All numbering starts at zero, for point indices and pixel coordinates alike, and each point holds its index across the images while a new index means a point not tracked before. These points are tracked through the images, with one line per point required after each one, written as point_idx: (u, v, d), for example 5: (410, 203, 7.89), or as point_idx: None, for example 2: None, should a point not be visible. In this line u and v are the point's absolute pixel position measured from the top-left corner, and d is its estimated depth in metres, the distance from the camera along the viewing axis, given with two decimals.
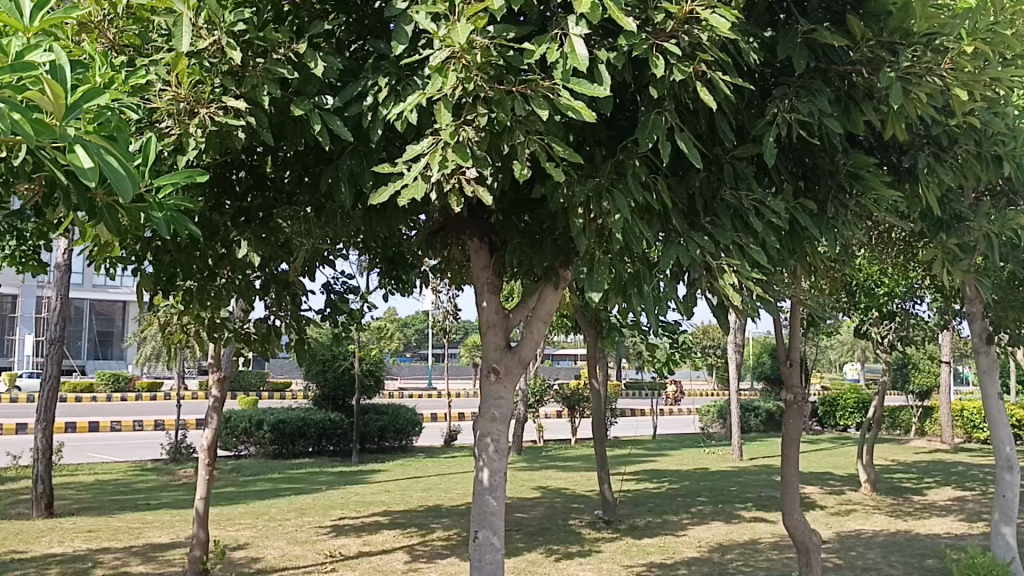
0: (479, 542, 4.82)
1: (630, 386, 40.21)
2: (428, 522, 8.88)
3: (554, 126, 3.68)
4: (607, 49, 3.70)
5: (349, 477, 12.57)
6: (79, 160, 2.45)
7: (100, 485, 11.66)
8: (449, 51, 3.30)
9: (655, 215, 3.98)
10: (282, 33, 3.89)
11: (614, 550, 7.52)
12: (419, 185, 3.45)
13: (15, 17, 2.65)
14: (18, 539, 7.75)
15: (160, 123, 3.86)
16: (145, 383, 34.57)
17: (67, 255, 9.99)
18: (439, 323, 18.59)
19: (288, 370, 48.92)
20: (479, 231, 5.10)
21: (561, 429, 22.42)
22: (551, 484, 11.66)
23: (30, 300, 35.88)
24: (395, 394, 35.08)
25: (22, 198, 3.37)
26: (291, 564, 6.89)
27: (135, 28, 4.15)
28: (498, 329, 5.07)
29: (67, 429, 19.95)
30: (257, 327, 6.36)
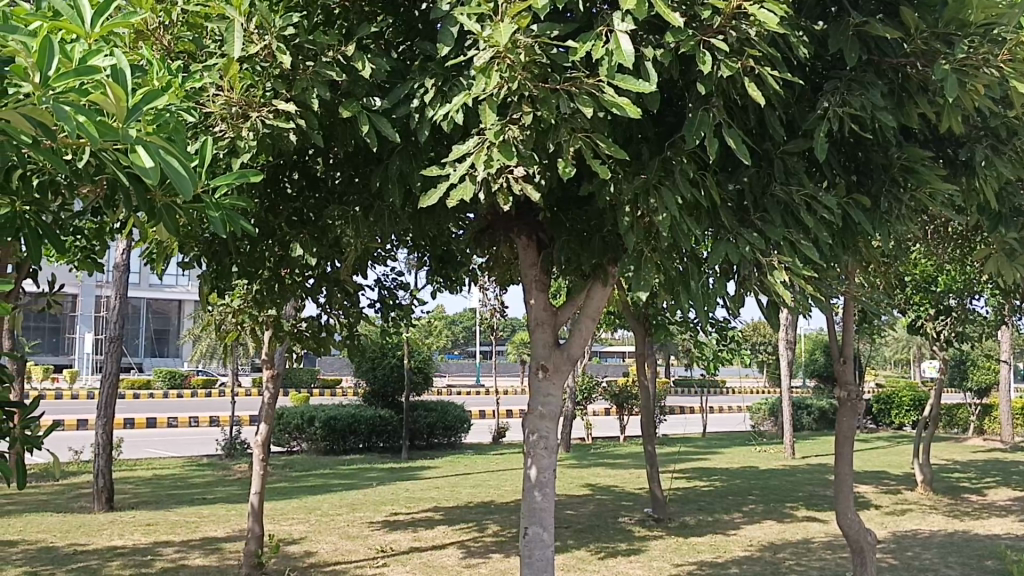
0: (529, 538, 4.85)
1: (679, 383, 39.92)
2: (478, 518, 8.93)
3: (600, 124, 3.69)
4: (653, 46, 3.68)
5: (399, 473, 12.70)
6: (141, 161, 2.53)
7: (158, 480, 11.95)
8: (493, 51, 3.31)
9: (704, 212, 3.95)
10: (331, 36, 3.96)
11: (664, 548, 7.50)
12: (467, 185, 3.49)
13: (77, 24, 2.74)
14: (81, 532, 7.98)
15: (214, 127, 3.97)
16: (200, 381, 35.26)
17: (125, 256, 10.24)
18: (487, 320, 18.66)
19: (338, 367, 49.51)
20: (527, 228, 5.11)
21: (609, 427, 22.37)
22: (600, 481, 11.65)
23: (90, 299, 36.86)
24: (444, 391, 35.29)
25: (85, 199, 3.49)
26: (343, 559, 6.99)
27: (190, 34, 4.25)
28: (547, 326, 5.08)
29: (126, 425, 20.46)
30: (309, 325, 6.46)
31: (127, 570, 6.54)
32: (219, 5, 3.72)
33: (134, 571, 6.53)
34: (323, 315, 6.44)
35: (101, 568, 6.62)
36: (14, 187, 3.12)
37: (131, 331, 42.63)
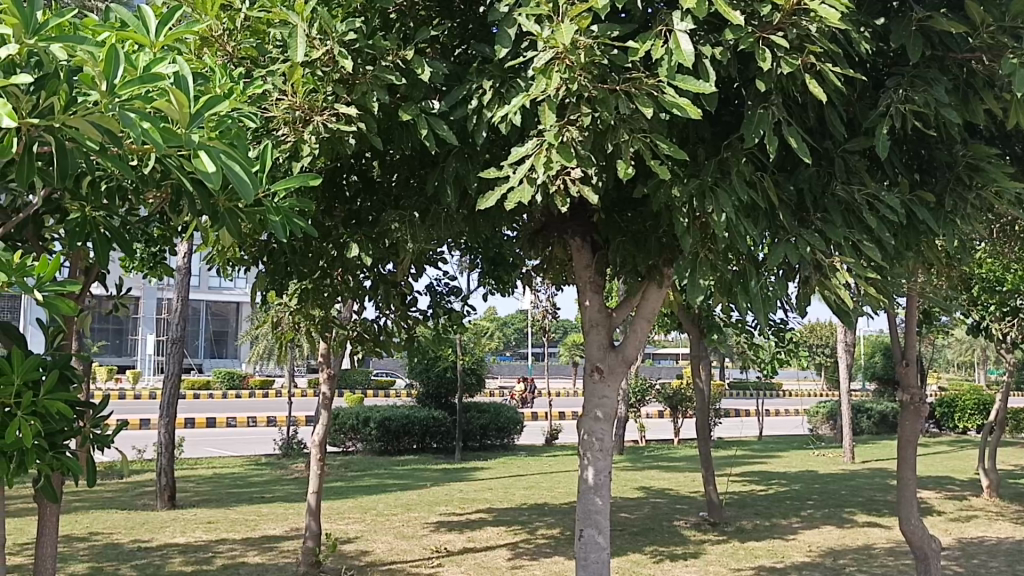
0: (584, 540, 4.84)
1: (733, 386, 39.46)
2: (531, 520, 8.93)
3: (658, 124, 3.68)
4: (712, 44, 3.66)
5: (452, 474, 12.75)
6: (204, 166, 2.60)
7: (218, 478, 12.19)
8: (553, 52, 3.31)
9: (762, 212, 3.91)
10: (390, 40, 4.01)
11: (721, 553, 7.41)
12: (525, 187, 3.50)
13: (142, 34, 2.84)
14: (144, 529, 8.19)
15: (277, 131, 4.08)
16: (258, 381, 35.92)
17: (186, 259, 10.50)
18: (539, 321, 18.66)
19: (393, 368, 50.02)
20: (581, 231, 5.08)
21: (663, 429, 22.22)
22: (654, 484, 11.57)
23: (152, 302, 37.86)
24: (497, 392, 35.41)
25: (151, 204, 3.61)
26: (399, 558, 7.05)
27: (253, 41, 4.34)
28: (601, 328, 5.07)
29: (187, 425, 20.92)
30: (364, 327, 6.54)
31: (189, 567, 6.67)
32: (282, 11, 3.78)
33: (195, 567, 6.67)
34: (379, 317, 6.51)
35: (164, 564, 6.78)
36: (86, 194, 3.23)
37: (191, 331, 43.65)
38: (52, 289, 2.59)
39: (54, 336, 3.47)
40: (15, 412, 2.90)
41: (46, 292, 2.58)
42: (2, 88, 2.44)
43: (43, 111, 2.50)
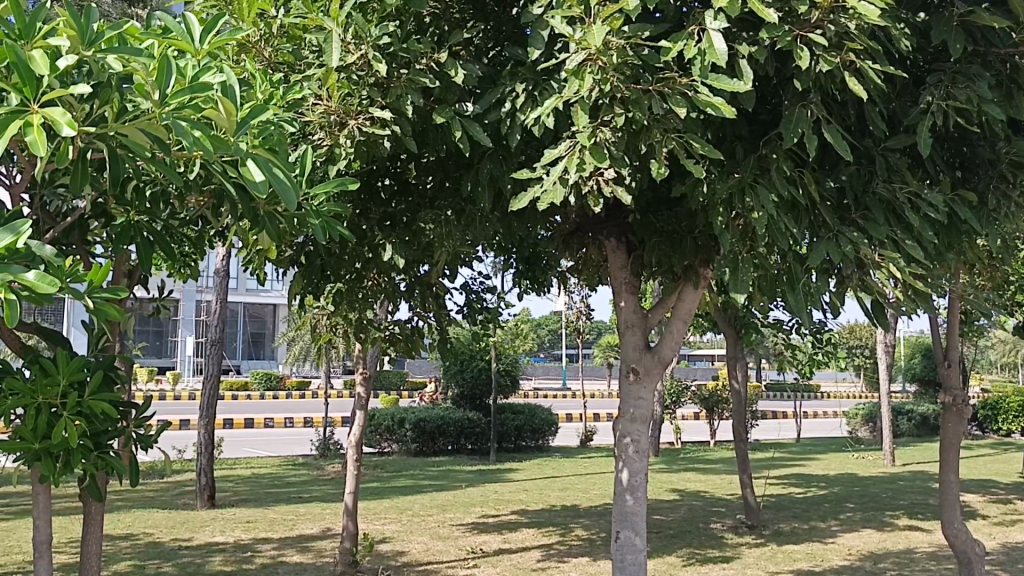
0: (621, 542, 4.83)
1: (770, 388, 39.07)
2: (567, 521, 8.92)
3: (693, 124, 3.66)
4: (748, 43, 3.63)
5: (487, 476, 12.78)
6: (250, 174, 2.70)
7: (257, 479, 12.32)
8: (585, 53, 3.31)
9: (801, 211, 3.88)
10: (424, 44, 4.02)
11: (758, 556, 7.34)
12: (557, 188, 3.49)
13: (187, 41, 2.92)
14: (185, 528, 8.30)
15: (313, 135, 4.13)
16: (295, 382, 36.30)
17: (224, 262, 10.64)
18: (573, 322, 18.62)
19: (427, 369, 50.25)
20: (616, 231, 5.06)
21: (699, 431, 22.09)
22: (689, 486, 11.49)
23: (192, 304, 38.42)
24: (531, 394, 35.38)
25: (193, 208, 3.66)
26: (435, 559, 7.09)
27: (289, 46, 4.37)
28: (637, 328, 5.04)
29: (226, 425, 21.20)
30: (400, 328, 6.57)
31: (229, 567, 6.76)
32: (318, 17, 3.83)
33: (236, 566, 6.75)
34: (413, 318, 6.54)
35: (204, 563, 6.87)
36: (130, 199, 3.33)
37: (230, 333, 44.23)
38: (103, 294, 2.68)
39: (98, 338, 3.54)
40: (61, 413, 2.98)
41: (97, 297, 2.68)
42: (59, 98, 2.51)
43: (96, 118, 2.57)
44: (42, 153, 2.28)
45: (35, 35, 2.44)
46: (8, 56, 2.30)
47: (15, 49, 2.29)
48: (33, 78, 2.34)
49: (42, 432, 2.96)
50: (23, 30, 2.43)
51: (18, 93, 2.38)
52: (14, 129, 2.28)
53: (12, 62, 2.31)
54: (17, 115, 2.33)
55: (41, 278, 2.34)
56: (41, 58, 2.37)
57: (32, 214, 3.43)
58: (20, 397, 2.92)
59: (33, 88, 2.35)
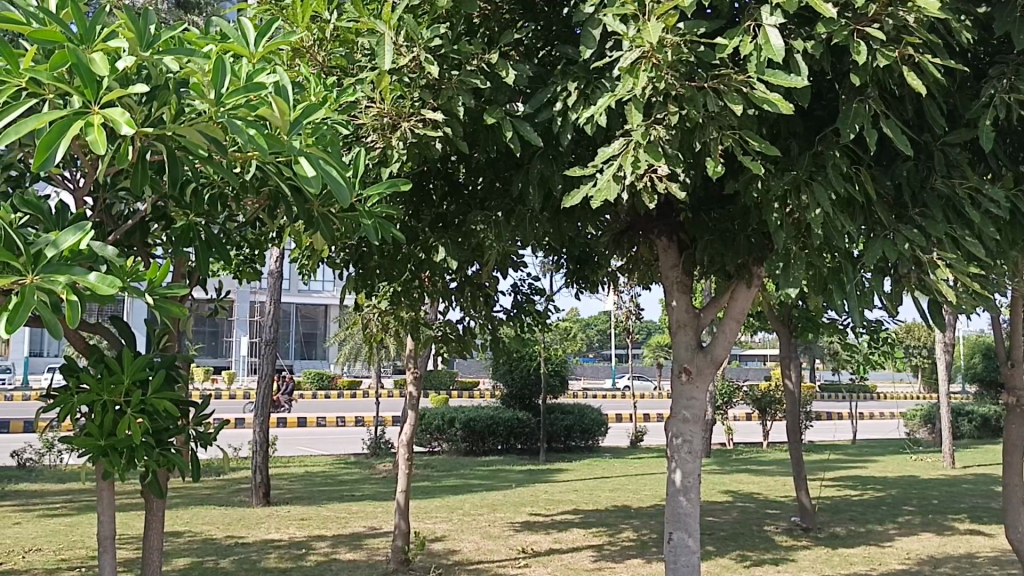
0: (674, 543, 4.81)
1: (824, 389, 38.42)
2: (618, 522, 8.88)
3: (747, 120, 3.63)
4: (804, 38, 3.57)
5: (537, 476, 12.78)
6: (305, 172, 2.78)
7: (310, 477, 12.49)
8: (640, 51, 3.28)
9: (857, 208, 3.81)
10: (474, 45, 4.05)
11: (814, 559, 7.23)
12: (612, 187, 3.46)
13: (242, 45, 3.04)
14: (241, 525, 8.44)
15: (366, 138, 4.18)
16: (345, 382, 36.69)
17: (278, 263, 10.80)
18: (622, 322, 18.52)
19: (476, 369, 50.44)
20: (667, 230, 5.01)
21: (751, 432, 21.79)
22: (742, 488, 11.35)
23: (245, 305, 39.06)
24: (580, 394, 35.26)
25: (248, 210, 3.71)
26: (486, 558, 7.11)
27: (342, 49, 4.41)
28: (689, 328, 5.00)
29: (279, 424, 21.53)
30: (451, 329, 6.60)
31: (284, 563, 6.86)
32: (371, 20, 3.88)
33: (291, 563, 6.83)
34: (464, 318, 6.55)
35: (260, 559, 6.98)
36: (189, 202, 3.40)
37: (283, 333, 44.90)
38: (162, 292, 2.76)
39: (159, 337, 3.63)
40: (126, 411, 3.09)
41: (156, 295, 2.75)
42: (120, 100, 2.58)
43: (155, 120, 2.63)
44: (102, 152, 2.34)
45: (96, 39, 2.54)
46: (71, 59, 2.38)
47: (77, 52, 2.37)
48: (94, 81, 2.42)
49: (108, 430, 3.07)
50: (84, 34, 2.52)
51: (80, 95, 2.45)
52: (76, 130, 2.35)
53: (74, 65, 2.39)
54: (79, 116, 2.40)
55: (102, 278, 2.39)
56: (101, 61, 2.45)
57: (95, 217, 3.51)
58: (87, 394, 3.04)
59: (94, 90, 2.43)
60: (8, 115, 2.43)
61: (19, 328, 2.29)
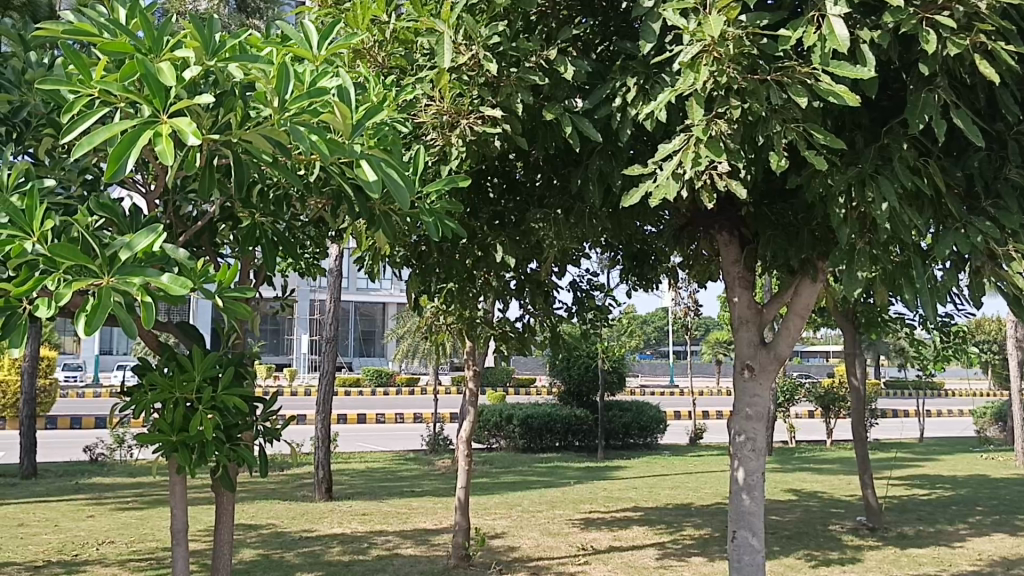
0: (737, 542, 4.75)
1: (889, 386, 37.51)
2: (679, 520, 8.81)
3: (812, 113, 3.57)
4: (870, 28, 3.50)
5: (596, 473, 12.73)
6: (365, 175, 2.84)
7: (371, 473, 12.64)
8: (700, 46, 3.24)
9: (925, 201, 3.73)
10: (533, 42, 4.04)
11: (880, 559, 7.08)
12: (671, 184, 3.44)
13: (305, 49, 3.10)
14: (305, 519, 8.60)
15: (425, 136, 4.22)
16: (404, 378, 37.04)
17: (338, 262, 10.93)
18: (681, 319, 18.31)
19: (532, 366, 50.44)
20: (729, 225, 4.96)
21: (814, 430, 21.35)
22: (806, 486, 11.16)
23: (305, 303, 39.65)
24: (638, 390, 35.05)
25: (311, 209, 3.78)
26: (546, 555, 7.12)
27: (401, 50, 4.45)
28: (751, 324, 4.92)
29: (340, 420, 21.83)
30: (511, 327, 6.62)
31: (346, 557, 6.97)
32: (430, 20, 3.92)
33: (353, 557, 6.93)
34: (523, 316, 6.56)
35: (323, 553, 7.09)
36: (255, 203, 3.48)
37: (342, 332, 45.51)
38: (232, 295, 2.82)
39: (227, 335, 3.72)
40: (196, 407, 3.17)
41: (226, 297, 2.82)
42: (187, 108, 2.66)
43: (222, 125, 2.73)
44: (171, 161, 2.39)
45: (163, 48, 2.60)
46: (140, 70, 2.43)
47: (145, 62, 2.42)
48: (162, 90, 2.46)
49: (179, 425, 3.15)
50: (151, 44, 2.58)
51: (149, 105, 2.50)
52: (145, 140, 2.40)
53: (142, 75, 2.44)
54: (148, 125, 2.45)
55: (174, 279, 2.45)
56: (168, 70, 2.50)
57: (166, 219, 3.59)
58: (159, 392, 3.11)
59: (162, 99, 2.48)
60: (81, 125, 2.50)
61: (96, 329, 2.36)
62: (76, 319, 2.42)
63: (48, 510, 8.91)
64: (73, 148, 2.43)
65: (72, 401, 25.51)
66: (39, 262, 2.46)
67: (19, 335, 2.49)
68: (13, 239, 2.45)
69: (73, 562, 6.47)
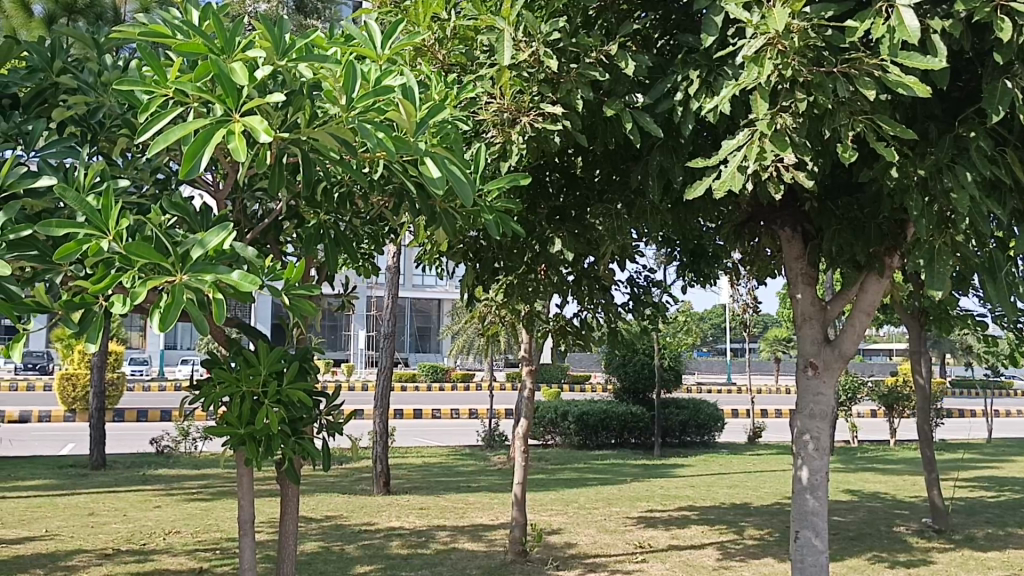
0: (800, 543, 4.68)
1: (954, 385, 36.53)
2: (738, 519, 8.70)
3: (880, 104, 3.50)
4: (941, 17, 3.41)
5: (653, 471, 12.63)
6: (429, 170, 2.90)
7: (428, 468, 12.74)
8: (764, 38, 3.19)
9: (1002, 192, 3.66)
10: (593, 38, 4.03)
11: (948, 562, 6.90)
12: (736, 178, 3.41)
13: (370, 48, 3.14)
14: (364, 512, 8.71)
15: (486, 134, 4.21)
16: (459, 373, 37.29)
17: (395, 258, 11.02)
18: (738, 315, 18.04)
19: (587, 363, 50.32)
20: (792, 220, 4.88)
21: (877, 430, 20.87)
22: (869, 487, 10.92)
23: (362, 299, 40.12)
24: (694, 388, 34.68)
25: (372, 206, 3.82)
26: (604, 552, 7.10)
27: (461, 48, 4.48)
28: (815, 320, 4.83)
29: (397, 416, 22.07)
30: (569, 323, 6.62)
31: (406, 550, 7.05)
32: (489, 18, 3.92)
33: (413, 550, 7.01)
34: (580, 312, 6.55)
35: (384, 546, 7.18)
36: (320, 201, 3.53)
37: (398, 328, 45.98)
38: (299, 292, 2.87)
39: (291, 331, 3.79)
40: (262, 401, 3.23)
41: (293, 294, 2.87)
42: (258, 107, 2.71)
43: (291, 125, 2.79)
44: (243, 158, 2.44)
45: (235, 49, 2.67)
46: (213, 70, 2.49)
47: (219, 63, 2.49)
48: (235, 89, 2.52)
49: (246, 419, 3.21)
50: (224, 45, 2.65)
51: (222, 104, 2.56)
52: (219, 138, 2.46)
53: (216, 75, 2.50)
54: (222, 124, 2.51)
55: (244, 277, 2.50)
56: (241, 70, 2.56)
57: (234, 217, 3.67)
58: (226, 386, 3.19)
59: (235, 98, 2.53)
60: (155, 126, 2.57)
61: (169, 325, 2.42)
62: (150, 315, 2.49)
63: (117, 499, 9.18)
64: (149, 146, 2.51)
65: (139, 394, 26.24)
66: (114, 259, 2.54)
67: (96, 329, 2.58)
68: (90, 238, 2.54)
69: (142, 551, 6.66)
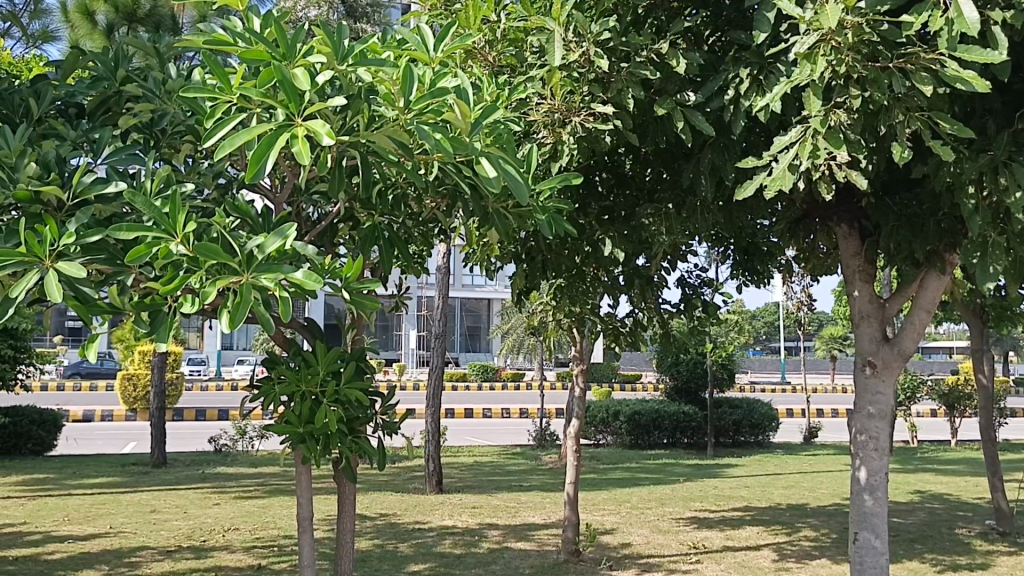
0: (859, 543, 4.62)
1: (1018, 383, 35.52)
2: (794, 521, 8.56)
3: (938, 99, 3.43)
4: (1002, 9, 3.31)
5: (705, 471, 12.52)
6: (485, 171, 2.93)
7: (480, 467, 12.81)
8: (818, 34, 3.15)
9: None
10: (645, 36, 4.03)
11: (1013, 565, 6.72)
12: (787, 176, 3.36)
13: (423, 51, 3.17)
14: (418, 511, 8.78)
15: (538, 135, 4.22)
16: (510, 373, 37.41)
17: (446, 258, 11.09)
18: (793, 314, 17.77)
19: (638, 362, 50.04)
20: (848, 215, 4.82)
21: (939, 430, 20.35)
22: (931, 488, 10.68)
23: (414, 300, 40.46)
24: (748, 387, 34.23)
25: (426, 208, 3.85)
26: (656, 552, 7.06)
27: (512, 49, 4.50)
28: (873, 320, 4.74)
29: (448, 415, 22.23)
30: (621, 322, 6.60)
31: (458, 549, 7.09)
32: (540, 19, 3.92)
33: (465, 549, 7.05)
34: (631, 311, 6.52)
35: (436, 544, 7.24)
36: (375, 203, 3.56)
37: (449, 328, 46.26)
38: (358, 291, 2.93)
39: (347, 330, 3.83)
40: (321, 400, 3.29)
41: (354, 293, 2.93)
42: (319, 111, 2.76)
43: (350, 128, 2.83)
44: (306, 161, 2.49)
45: (296, 55, 2.71)
46: (276, 76, 2.54)
47: (281, 69, 2.54)
48: (296, 94, 2.57)
49: (306, 417, 3.27)
50: (286, 51, 2.70)
51: (285, 109, 2.61)
52: (282, 142, 2.51)
53: (279, 81, 2.55)
54: (284, 128, 2.57)
55: (307, 275, 2.55)
56: (303, 75, 2.62)
57: (294, 219, 3.75)
58: (287, 385, 3.26)
59: (297, 102, 2.58)
60: (221, 130, 2.63)
61: (238, 323, 2.49)
62: (217, 315, 2.56)
63: (178, 497, 9.41)
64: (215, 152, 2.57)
65: (197, 394, 26.82)
66: (182, 261, 2.62)
67: (166, 329, 2.65)
68: (159, 240, 2.62)
69: (202, 548, 6.81)
